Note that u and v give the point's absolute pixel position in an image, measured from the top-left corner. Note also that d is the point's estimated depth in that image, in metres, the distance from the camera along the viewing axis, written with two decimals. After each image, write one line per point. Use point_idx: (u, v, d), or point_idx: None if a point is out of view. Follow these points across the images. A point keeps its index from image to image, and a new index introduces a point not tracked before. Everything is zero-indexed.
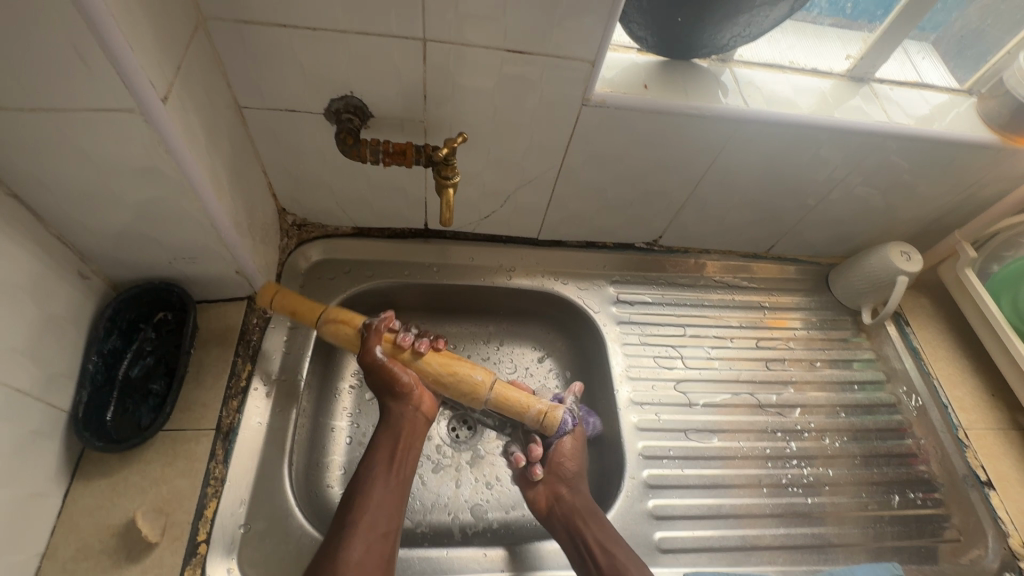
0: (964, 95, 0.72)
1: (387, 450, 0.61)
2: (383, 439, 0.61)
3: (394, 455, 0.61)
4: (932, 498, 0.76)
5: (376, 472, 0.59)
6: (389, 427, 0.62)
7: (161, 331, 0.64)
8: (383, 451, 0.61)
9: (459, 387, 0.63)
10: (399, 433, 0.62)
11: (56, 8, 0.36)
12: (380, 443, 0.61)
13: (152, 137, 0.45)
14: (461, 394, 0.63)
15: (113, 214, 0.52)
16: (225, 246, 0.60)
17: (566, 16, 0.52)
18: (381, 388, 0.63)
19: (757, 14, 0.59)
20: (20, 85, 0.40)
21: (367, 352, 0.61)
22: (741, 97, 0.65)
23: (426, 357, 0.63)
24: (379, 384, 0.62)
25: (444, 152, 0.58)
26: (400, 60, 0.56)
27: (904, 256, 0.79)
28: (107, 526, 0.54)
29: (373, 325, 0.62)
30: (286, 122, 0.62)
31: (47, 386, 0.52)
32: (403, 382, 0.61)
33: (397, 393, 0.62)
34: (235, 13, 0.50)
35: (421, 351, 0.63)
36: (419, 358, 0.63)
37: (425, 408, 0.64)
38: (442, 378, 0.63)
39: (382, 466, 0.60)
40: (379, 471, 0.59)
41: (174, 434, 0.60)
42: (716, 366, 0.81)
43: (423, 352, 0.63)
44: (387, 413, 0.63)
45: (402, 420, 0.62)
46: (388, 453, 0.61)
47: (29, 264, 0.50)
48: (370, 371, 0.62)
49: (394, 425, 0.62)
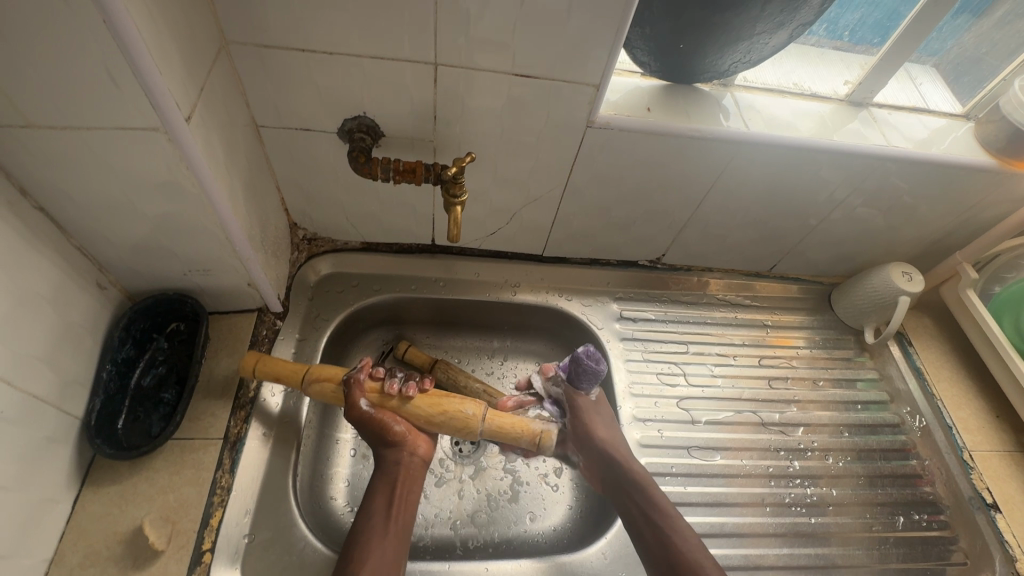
0: (962, 120, 0.74)
1: (386, 496, 0.60)
2: (381, 486, 0.61)
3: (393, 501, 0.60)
4: (937, 520, 0.75)
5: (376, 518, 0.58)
6: (386, 472, 0.61)
7: (174, 341, 0.65)
8: (381, 497, 0.60)
9: (452, 426, 0.62)
10: (397, 477, 0.61)
11: (92, 33, 0.38)
12: (378, 490, 0.61)
13: (175, 154, 0.47)
14: (453, 429, 0.63)
15: (132, 227, 0.54)
16: (239, 259, 0.61)
17: (571, 43, 0.54)
18: (375, 437, 0.62)
19: (757, 41, 0.61)
20: (55, 105, 0.42)
21: (354, 407, 0.61)
22: (742, 120, 0.67)
23: (415, 401, 0.62)
24: (372, 435, 0.62)
25: (453, 171, 0.60)
26: (412, 82, 0.58)
27: (905, 276, 0.80)
28: (115, 533, 0.55)
29: (354, 379, 0.61)
30: (300, 140, 0.64)
31: (62, 393, 0.54)
32: (398, 431, 0.62)
33: (391, 441, 0.62)
34: (256, 38, 0.53)
35: (409, 396, 0.62)
36: (408, 402, 0.62)
37: (421, 451, 0.64)
38: (432, 416, 0.62)
39: (380, 509, 0.59)
40: (378, 520, 0.58)
41: (182, 443, 0.61)
42: (719, 384, 0.82)
43: (412, 397, 0.62)
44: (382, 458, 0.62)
45: (399, 460, 0.62)
46: (387, 501, 0.60)
47: (50, 274, 0.52)
48: (361, 424, 0.61)
49: (390, 471, 0.61)
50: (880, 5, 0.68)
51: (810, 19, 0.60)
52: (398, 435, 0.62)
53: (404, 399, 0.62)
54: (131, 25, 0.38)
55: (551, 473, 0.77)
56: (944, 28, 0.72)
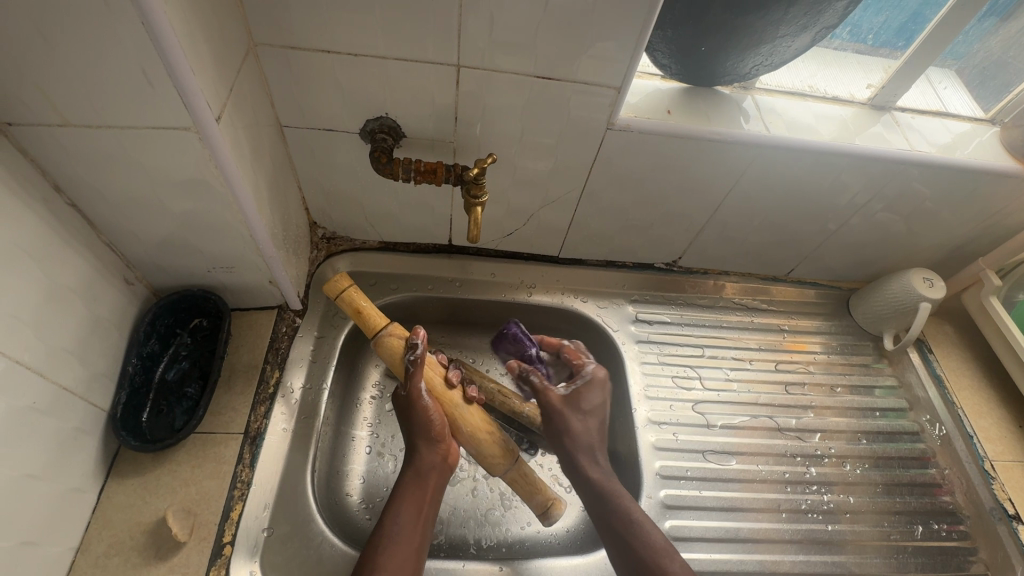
0: (986, 124, 0.73)
1: (415, 498, 0.60)
2: (412, 486, 0.60)
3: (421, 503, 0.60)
4: (957, 530, 0.74)
5: (403, 517, 0.58)
6: (417, 470, 0.61)
7: (196, 336, 0.66)
8: (410, 498, 0.60)
9: (490, 448, 0.63)
10: (428, 480, 0.61)
11: (131, 35, 0.39)
12: (408, 489, 0.60)
13: (204, 153, 0.48)
14: (487, 455, 0.63)
15: (160, 223, 0.55)
16: (261, 257, 0.62)
17: (594, 44, 0.54)
18: (416, 425, 0.62)
19: (780, 45, 0.61)
20: (91, 104, 0.43)
21: (413, 387, 0.61)
22: (763, 123, 0.66)
23: (472, 408, 0.63)
24: (416, 423, 0.61)
25: (474, 172, 0.60)
26: (434, 84, 0.58)
27: (927, 282, 0.79)
28: (138, 523, 0.56)
29: (417, 359, 0.61)
30: (323, 140, 0.65)
31: (90, 385, 0.55)
32: (438, 427, 0.61)
33: (430, 438, 0.61)
34: (283, 39, 0.54)
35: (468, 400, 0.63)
36: (464, 405, 0.63)
37: (451, 459, 0.63)
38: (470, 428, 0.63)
39: (408, 510, 0.59)
40: (405, 521, 0.58)
41: (204, 437, 0.62)
42: (735, 388, 0.81)
43: (470, 403, 0.64)
44: (416, 453, 0.62)
45: (431, 462, 0.62)
46: (416, 502, 0.60)
47: (80, 269, 0.53)
48: (411, 406, 0.62)
49: (423, 473, 0.61)
50: (905, 8, 0.68)
51: (834, 22, 0.60)
52: (435, 425, 0.61)
53: (464, 402, 0.63)
54: (167, 26, 0.39)
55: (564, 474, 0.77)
56: (970, 31, 0.72)
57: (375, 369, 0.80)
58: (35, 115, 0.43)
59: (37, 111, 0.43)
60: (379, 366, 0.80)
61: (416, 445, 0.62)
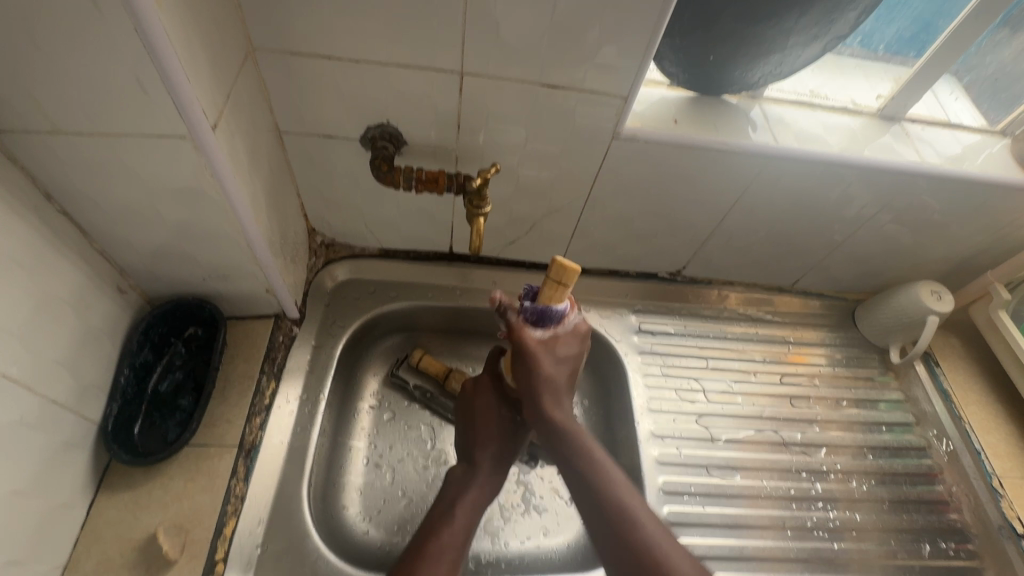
0: (997, 136, 0.72)
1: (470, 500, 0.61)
2: (471, 498, 0.61)
3: (473, 516, 0.60)
4: (965, 549, 0.73)
5: (461, 524, 0.59)
6: (473, 483, 0.62)
7: (191, 346, 0.65)
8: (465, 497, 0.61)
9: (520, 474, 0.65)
10: (482, 493, 0.62)
11: (123, 41, 0.37)
12: (464, 500, 0.61)
13: (200, 162, 0.47)
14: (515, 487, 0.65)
15: (154, 232, 0.54)
16: (258, 265, 0.61)
17: (601, 53, 0.53)
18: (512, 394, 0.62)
19: (789, 54, 0.59)
20: (82, 110, 0.42)
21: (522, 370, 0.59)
22: (771, 133, 0.65)
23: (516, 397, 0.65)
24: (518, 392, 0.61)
25: (477, 182, 0.59)
26: (437, 91, 0.57)
27: (934, 295, 0.78)
28: (128, 540, 0.55)
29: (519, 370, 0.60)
30: (323, 146, 0.63)
31: (80, 398, 0.54)
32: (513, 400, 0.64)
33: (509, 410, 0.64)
34: (282, 44, 0.52)
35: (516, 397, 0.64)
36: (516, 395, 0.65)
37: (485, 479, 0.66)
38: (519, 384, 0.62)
39: (462, 519, 0.59)
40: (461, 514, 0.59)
41: (198, 449, 0.60)
42: (739, 401, 0.80)
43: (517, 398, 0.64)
44: (478, 467, 0.64)
45: (488, 479, 0.63)
46: (470, 515, 0.60)
47: (71, 277, 0.52)
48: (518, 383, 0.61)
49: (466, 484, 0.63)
50: (918, 19, 0.67)
51: (846, 31, 0.59)
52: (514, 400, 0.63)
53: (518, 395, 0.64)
54: (162, 33, 0.38)
55: (564, 487, 0.76)
56: (981, 42, 0.71)
57: (373, 379, 0.79)
58: (24, 122, 0.42)
59: (26, 118, 0.42)
60: (378, 375, 0.79)
61: (476, 459, 0.64)
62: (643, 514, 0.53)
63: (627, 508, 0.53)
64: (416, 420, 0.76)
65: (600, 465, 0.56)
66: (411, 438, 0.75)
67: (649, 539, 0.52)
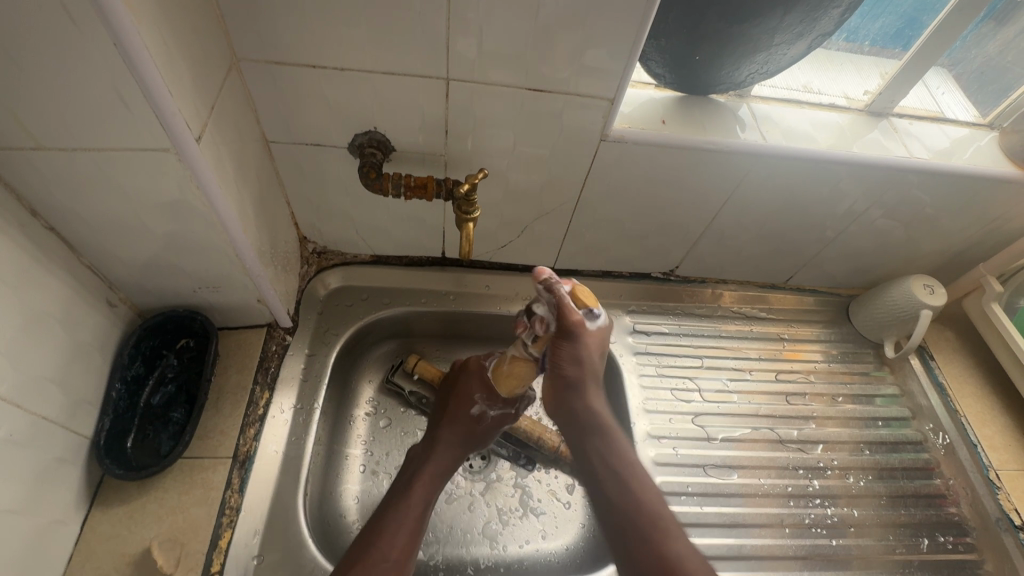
0: (985, 129, 0.72)
1: (429, 478, 0.63)
2: (425, 476, 0.63)
3: (428, 492, 0.62)
4: (963, 542, 0.73)
5: (419, 495, 0.61)
6: (432, 460, 0.64)
7: (183, 358, 0.65)
8: (425, 480, 0.62)
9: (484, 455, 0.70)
10: (444, 464, 0.64)
11: (103, 57, 0.37)
12: (422, 475, 0.63)
13: (185, 174, 0.47)
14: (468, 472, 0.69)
15: (142, 245, 0.54)
16: (248, 276, 0.61)
17: (584, 56, 0.53)
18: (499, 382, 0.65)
19: (775, 52, 0.60)
20: (64, 127, 0.42)
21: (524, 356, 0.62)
22: (759, 132, 0.65)
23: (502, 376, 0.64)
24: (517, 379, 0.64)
25: (465, 188, 0.59)
26: (423, 97, 0.57)
27: (927, 289, 0.78)
28: (123, 555, 0.55)
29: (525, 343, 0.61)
30: (311, 155, 0.63)
31: (71, 413, 0.53)
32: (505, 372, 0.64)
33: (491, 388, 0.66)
34: (267, 55, 0.52)
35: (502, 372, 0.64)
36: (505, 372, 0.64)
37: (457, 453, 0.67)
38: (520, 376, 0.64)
39: (419, 492, 0.61)
40: (412, 496, 0.60)
41: (192, 462, 0.60)
42: (735, 399, 0.80)
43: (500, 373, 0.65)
44: (440, 441, 0.66)
45: (451, 455, 0.65)
46: (428, 486, 0.62)
47: (59, 293, 0.51)
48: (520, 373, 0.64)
49: (431, 462, 0.64)
50: (902, 14, 0.67)
51: (830, 29, 0.59)
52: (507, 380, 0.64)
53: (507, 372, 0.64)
54: (141, 47, 0.38)
55: (562, 489, 0.76)
56: (967, 37, 0.71)
57: (368, 386, 0.78)
58: (7, 139, 0.42)
59: (8, 135, 0.41)
60: (373, 382, 0.79)
61: (440, 437, 0.66)
62: (647, 491, 0.60)
63: (634, 485, 0.60)
64: (412, 426, 0.76)
65: (638, 487, 0.60)
66: (407, 444, 0.75)
67: (654, 509, 0.59)
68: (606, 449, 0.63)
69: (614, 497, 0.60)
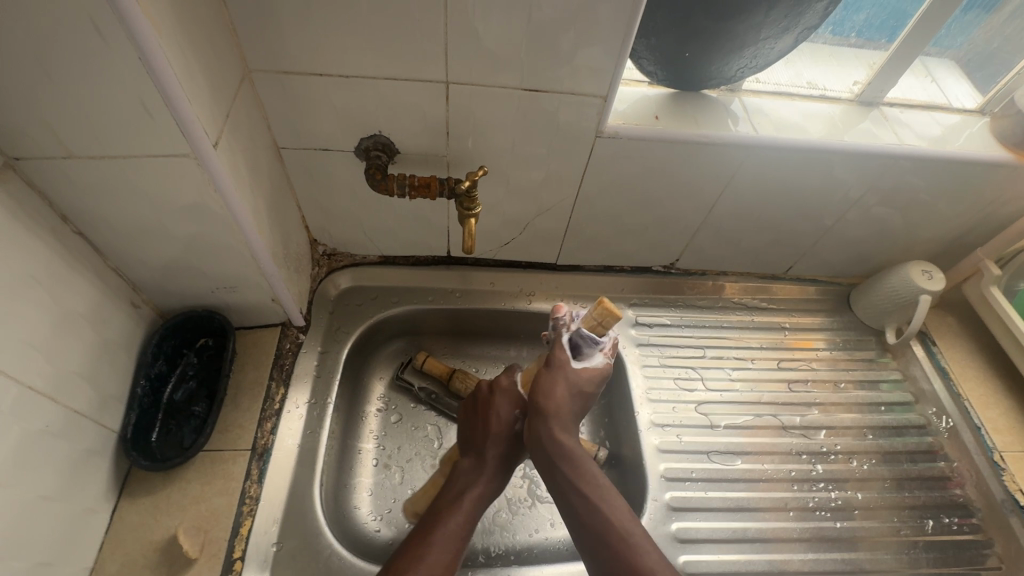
0: (976, 115, 0.73)
1: (478, 489, 0.62)
2: (475, 489, 0.61)
3: (477, 509, 0.60)
4: (969, 523, 0.73)
5: (466, 514, 0.59)
6: (481, 477, 0.63)
7: (203, 356, 0.68)
8: (477, 489, 0.61)
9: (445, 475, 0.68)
10: (489, 485, 0.62)
11: (129, 70, 0.41)
12: (469, 493, 0.61)
13: (204, 179, 0.50)
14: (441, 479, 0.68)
15: (164, 248, 0.57)
16: (263, 276, 0.64)
17: (577, 55, 0.56)
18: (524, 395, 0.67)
19: (762, 47, 0.62)
20: (93, 137, 0.45)
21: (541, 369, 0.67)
22: (751, 124, 0.67)
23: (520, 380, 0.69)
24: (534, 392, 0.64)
25: (467, 185, 0.62)
26: (424, 101, 0.60)
27: (925, 275, 0.79)
28: (151, 542, 0.57)
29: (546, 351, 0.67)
30: (319, 159, 0.66)
31: (100, 408, 0.56)
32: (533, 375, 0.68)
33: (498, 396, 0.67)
34: (276, 65, 0.56)
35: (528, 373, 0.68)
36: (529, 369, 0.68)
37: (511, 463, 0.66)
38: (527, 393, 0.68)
39: (466, 511, 0.59)
40: (458, 510, 0.59)
41: (213, 454, 0.63)
42: (738, 388, 0.81)
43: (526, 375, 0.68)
44: (486, 460, 0.64)
45: (496, 473, 0.64)
46: (476, 505, 0.60)
47: (88, 294, 0.55)
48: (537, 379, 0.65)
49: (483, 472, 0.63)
50: (886, 5, 0.69)
51: (815, 22, 0.61)
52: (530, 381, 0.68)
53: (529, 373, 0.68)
54: (163, 60, 0.41)
55: None
56: (955, 24, 0.72)
57: (379, 382, 0.81)
58: (41, 149, 0.45)
59: (42, 145, 0.45)
60: (384, 379, 0.81)
61: (484, 455, 0.64)
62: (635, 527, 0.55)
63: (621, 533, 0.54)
64: (422, 420, 0.79)
65: (607, 511, 0.56)
66: (417, 438, 0.77)
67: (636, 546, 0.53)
68: (577, 467, 0.59)
69: (586, 508, 0.57)
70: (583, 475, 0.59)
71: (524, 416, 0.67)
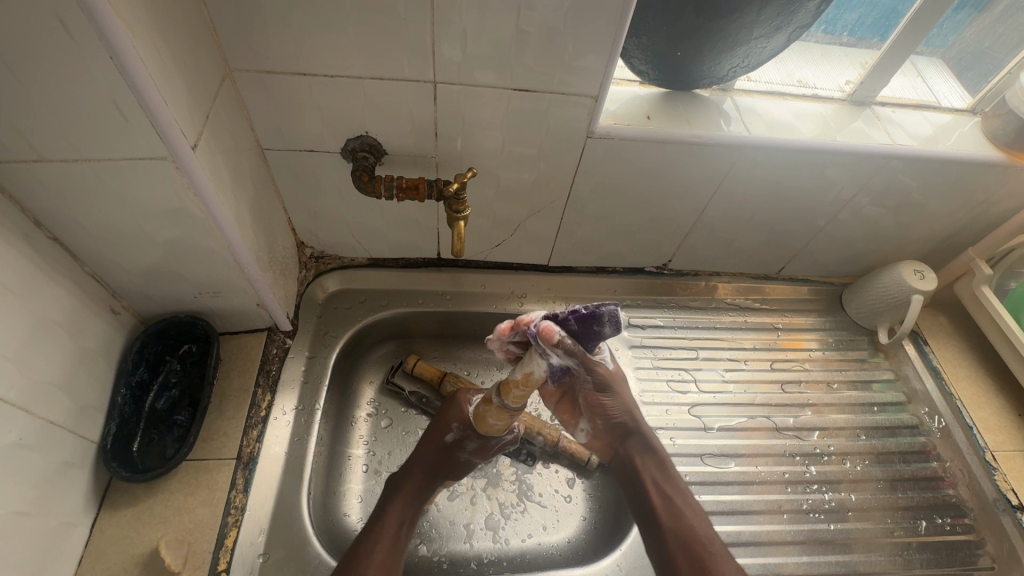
0: (968, 115, 0.74)
1: (405, 496, 0.65)
2: (404, 495, 0.65)
3: (405, 513, 0.63)
4: (961, 523, 0.74)
5: (395, 517, 0.62)
6: (411, 480, 0.66)
7: (185, 363, 0.66)
8: (404, 497, 0.64)
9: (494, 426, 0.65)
10: (421, 488, 0.66)
11: (102, 73, 0.39)
12: (401, 494, 0.64)
13: (183, 182, 0.48)
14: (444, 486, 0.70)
15: (143, 253, 0.55)
16: (248, 281, 0.62)
17: (566, 55, 0.55)
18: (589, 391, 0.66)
19: (754, 45, 0.61)
20: (66, 140, 0.43)
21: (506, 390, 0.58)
22: (743, 124, 0.67)
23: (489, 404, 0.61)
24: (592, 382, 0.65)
25: (455, 187, 0.61)
26: (412, 101, 0.59)
27: (917, 275, 0.79)
28: (132, 555, 0.56)
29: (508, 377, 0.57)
30: (304, 161, 0.65)
31: (77, 418, 0.55)
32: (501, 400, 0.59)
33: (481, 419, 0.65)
34: (257, 65, 0.54)
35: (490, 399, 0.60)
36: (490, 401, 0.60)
37: (447, 468, 0.68)
38: (494, 431, 0.65)
39: (399, 510, 0.63)
40: (388, 519, 0.62)
41: (197, 463, 0.62)
42: (731, 389, 0.81)
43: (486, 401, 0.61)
44: (417, 464, 0.67)
45: (426, 477, 0.67)
46: (407, 504, 0.64)
47: (65, 301, 0.53)
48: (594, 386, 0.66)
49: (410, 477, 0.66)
50: (877, 5, 0.68)
51: (807, 21, 0.60)
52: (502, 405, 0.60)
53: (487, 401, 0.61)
54: (138, 62, 0.39)
55: (563, 484, 0.76)
56: (945, 23, 0.72)
57: (368, 386, 0.80)
58: (12, 152, 0.43)
59: (12, 149, 0.43)
60: (374, 384, 0.80)
61: (417, 462, 0.67)
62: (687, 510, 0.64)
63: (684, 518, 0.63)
64: (413, 425, 0.77)
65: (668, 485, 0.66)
66: (408, 443, 0.76)
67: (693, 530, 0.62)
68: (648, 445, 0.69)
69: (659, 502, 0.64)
70: (671, 484, 0.66)
71: (461, 430, 0.68)
